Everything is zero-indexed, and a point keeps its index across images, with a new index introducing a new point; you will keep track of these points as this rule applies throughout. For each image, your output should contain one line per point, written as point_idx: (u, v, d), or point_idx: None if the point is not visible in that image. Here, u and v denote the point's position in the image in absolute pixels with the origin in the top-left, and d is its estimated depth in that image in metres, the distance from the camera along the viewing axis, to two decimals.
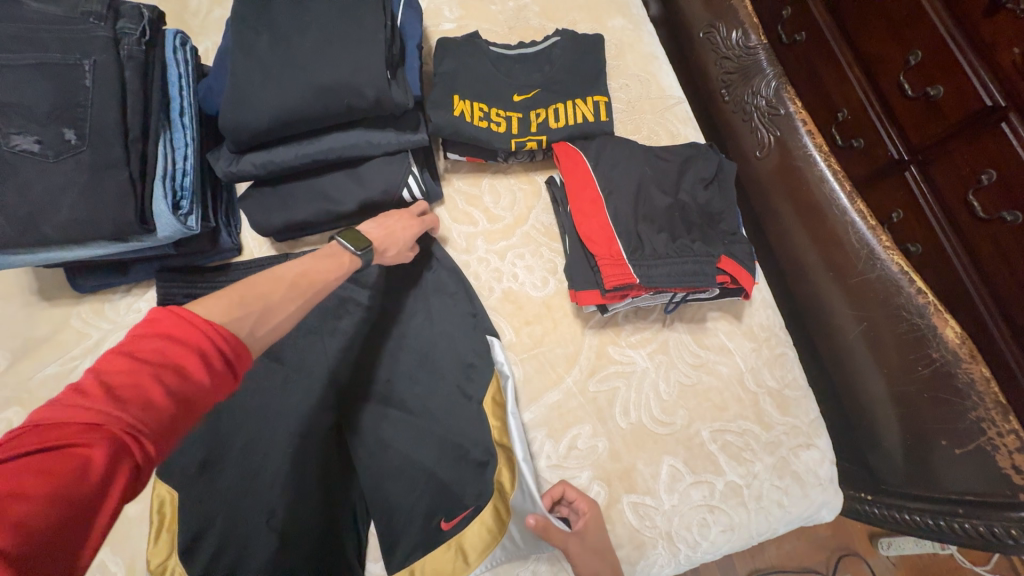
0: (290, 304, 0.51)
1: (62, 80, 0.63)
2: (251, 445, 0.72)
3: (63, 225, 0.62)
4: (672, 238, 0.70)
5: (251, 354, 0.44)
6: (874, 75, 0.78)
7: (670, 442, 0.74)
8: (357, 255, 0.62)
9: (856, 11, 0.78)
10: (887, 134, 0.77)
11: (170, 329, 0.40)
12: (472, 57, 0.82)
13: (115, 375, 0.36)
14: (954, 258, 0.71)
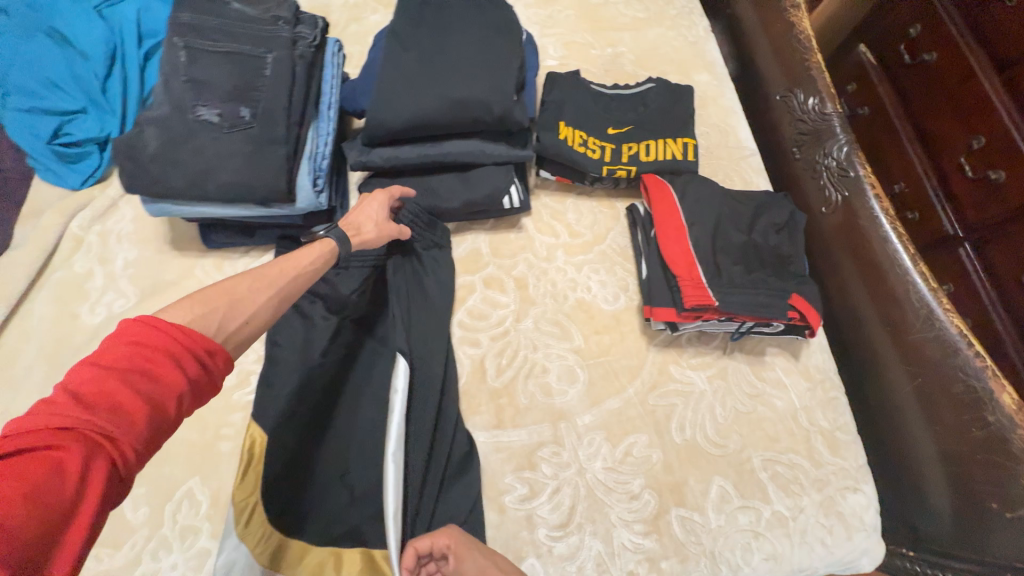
0: (256, 298, 0.52)
1: (247, 68, 0.75)
2: (334, 404, 0.78)
3: (223, 185, 0.72)
4: (746, 270, 0.76)
5: (224, 353, 0.47)
6: (942, 162, 1.05)
7: (722, 463, 0.77)
8: (328, 239, 0.67)
9: (937, 112, 1.06)
10: (946, 213, 1.04)
11: (138, 337, 0.41)
12: (576, 92, 0.93)
13: (85, 384, 0.38)
14: (996, 315, 0.93)
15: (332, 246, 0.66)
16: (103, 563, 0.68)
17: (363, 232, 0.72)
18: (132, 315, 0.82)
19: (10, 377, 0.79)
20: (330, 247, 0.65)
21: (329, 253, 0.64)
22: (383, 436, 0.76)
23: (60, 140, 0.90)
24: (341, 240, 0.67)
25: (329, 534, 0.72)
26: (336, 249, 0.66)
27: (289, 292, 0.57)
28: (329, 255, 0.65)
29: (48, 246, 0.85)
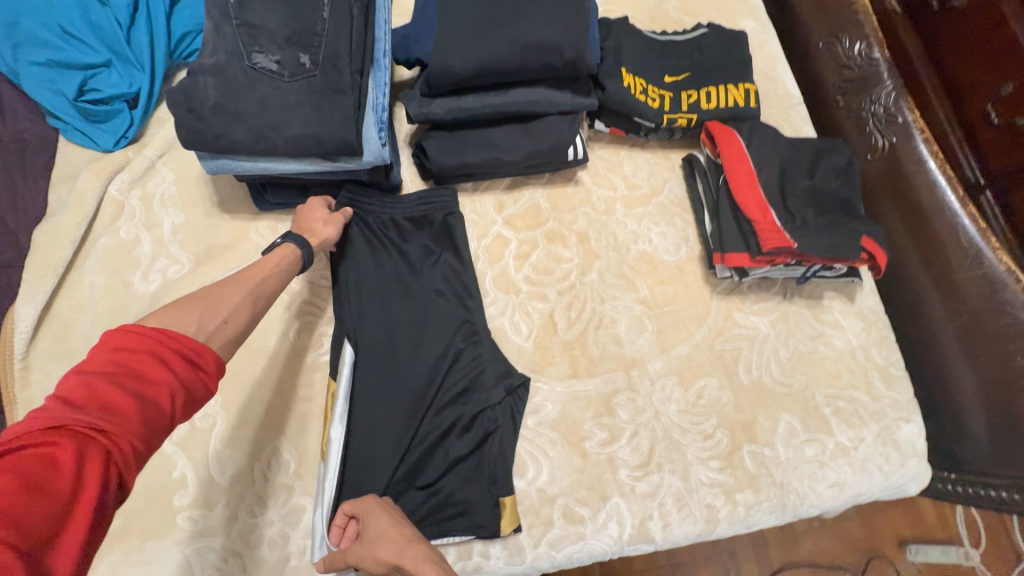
0: (233, 299, 0.54)
1: (305, 13, 0.71)
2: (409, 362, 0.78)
3: (289, 138, 0.69)
4: (820, 212, 0.79)
5: (213, 355, 0.48)
6: (963, 106, 1.00)
7: (788, 401, 0.81)
8: (288, 243, 0.67)
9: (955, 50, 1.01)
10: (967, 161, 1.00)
11: (122, 341, 0.44)
12: (632, 37, 0.90)
13: (75, 388, 0.40)
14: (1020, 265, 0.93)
15: (293, 250, 0.66)
16: (199, 524, 0.69)
17: (318, 234, 0.72)
18: (189, 281, 0.79)
19: (68, 349, 0.76)
20: (292, 251, 0.66)
21: (288, 256, 0.65)
22: (432, 398, 0.76)
23: (88, 98, 0.84)
24: (302, 244, 0.68)
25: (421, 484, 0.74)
26: (297, 254, 0.66)
27: (262, 290, 0.59)
28: (292, 258, 0.65)
29: (88, 212, 0.80)
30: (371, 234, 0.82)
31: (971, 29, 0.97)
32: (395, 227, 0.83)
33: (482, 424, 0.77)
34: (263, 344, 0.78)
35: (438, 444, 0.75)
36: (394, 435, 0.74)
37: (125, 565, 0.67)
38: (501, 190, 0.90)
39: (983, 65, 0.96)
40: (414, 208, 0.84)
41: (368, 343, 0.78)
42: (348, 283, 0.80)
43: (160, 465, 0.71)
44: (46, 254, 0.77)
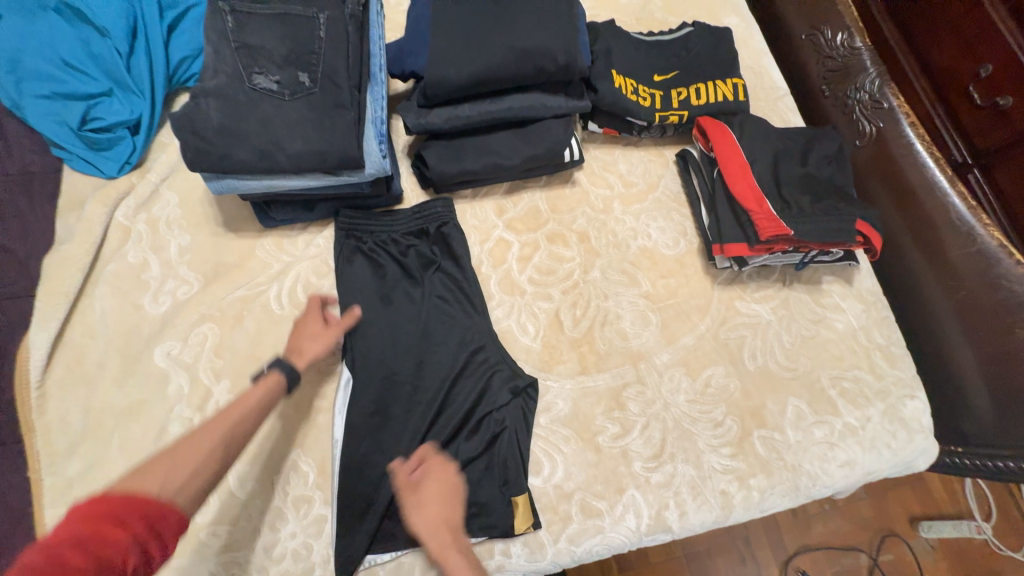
0: (197, 452, 0.54)
1: (302, 32, 0.73)
2: (421, 368, 0.79)
3: (292, 155, 0.70)
4: (816, 200, 0.80)
5: (176, 513, 0.48)
6: (945, 89, 1.04)
7: (795, 385, 0.83)
8: (274, 373, 0.66)
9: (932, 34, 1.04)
10: (953, 142, 1.04)
11: (84, 512, 0.44)
12: (620, 39, 0.92)
13: (33, 556, 0.40)
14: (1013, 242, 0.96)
15: (278, 380, 0.66)
16: (222, 540, 0.70)
17: (305, 353, 0.71)
18: (199, 300, 0.81)
19: (83, 374, 0.77)
20: (275, 385, 0.65)
21: (273, 386, 0.65)
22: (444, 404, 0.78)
23: (91, 126, 0.86)
24: (289, 374, 0.67)
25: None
26: (282, 381, 0.66)
27: (235, 439, 0.58)
28: (276, 391, 0.65)
29: (96, 238, 0.81)
30: (371, 251, 0.85)
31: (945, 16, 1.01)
32: (391, 243, 0.86)
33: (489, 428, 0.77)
34: (275, 358, 0.79)
35: (449, 452, 0.76)
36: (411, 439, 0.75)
37: None
38: (500, 195, 0.92)
39: (958, 52, 1.00)
40: (411, 223, 0.87)
41: (380, 351, 0.79)
42: (348, 298, 0.82)
43: None
44: (56, 281, 0.78)
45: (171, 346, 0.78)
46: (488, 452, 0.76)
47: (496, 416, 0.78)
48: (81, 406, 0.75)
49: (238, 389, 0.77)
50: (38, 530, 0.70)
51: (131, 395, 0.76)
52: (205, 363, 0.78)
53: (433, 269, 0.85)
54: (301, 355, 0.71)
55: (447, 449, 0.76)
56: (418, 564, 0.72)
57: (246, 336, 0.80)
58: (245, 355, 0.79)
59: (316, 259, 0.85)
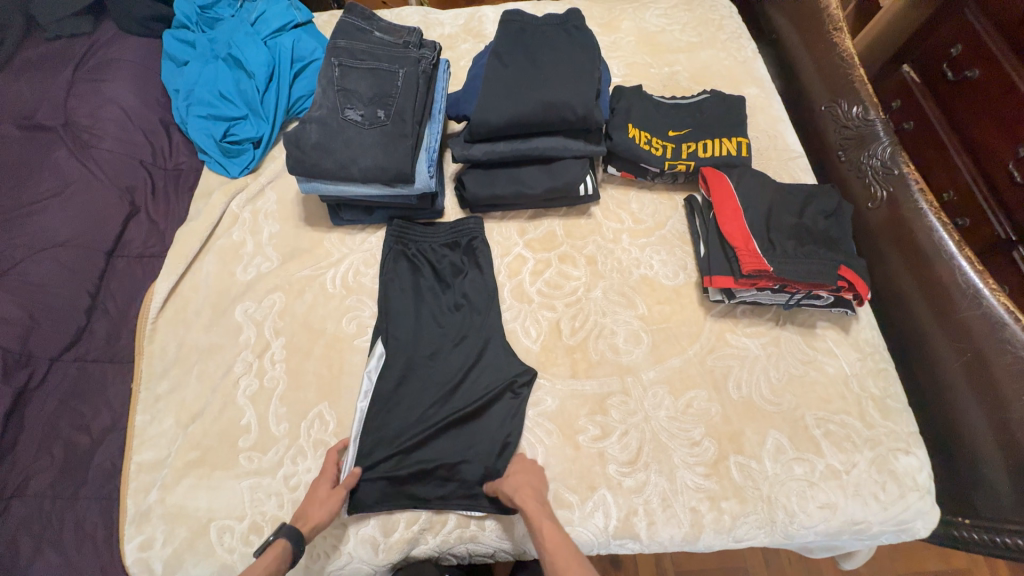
0: None
1: (385, 81, 0.97)
2: (436, 353, 0.94)
3: (362, 168, 0.92)
4: (801, 244, 0.87)
5: None
6: (985, 166, 1.07)
7: (777, 418, 0.86)
8: (280, 541, 0.69)
9: (970, 116, 1.10)
10: (996, 219, 1.04)
11: None
12: (641, 100, 1.09)
13: None
14: None
15: (283, 548, 0.68)
16: (254, 463, 0.86)
17: (311, 519, 0.74)
18: (276, 274, 1.02)
19: (184, 318, 1.00)
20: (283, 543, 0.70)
21: (278, 558, 0.67)
22: (449, 388, 0.89)
23: (228, 139, 1.16)
24: (294, 536, 0.70)
25: (428, 456, 0.85)
26: (289, 551, 0.68)
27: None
28: (283, 559, 0.68)
29: (214, 219, 1.07)
30: (413, 257, 1.03)
31: (985, 95, 1.07)
32: (431, 251, 1.03)
33: (490, 419, 0.88)
34: (321, 327, 0.97)
35: (457, 436, 0.87)
36: (419, 410, 0.88)
37: (197, 486, 0.84)
38: (524, 219, 1.08)
39: (998, 128, 1.04)
40: (447, 236, 1.04)
41: (405, 332, 0.95)
42: (390, 295, 0.98)
43: (233, 413, 0.90)
44: (182, 247, 1.04)
45: (249, 305, 0.99)
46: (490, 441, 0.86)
47: (498, 410, 0.88)
48: (177, 341, 0.98)
49: (290, 347, 0.96)
50: (127, 429, 0.90)
51: (213, 339, 0.97)
52: (271, 322, 0.98)
53: (461, 276, 1.01)
54: (307, 520, 0.73)
55: (453, 432, 0.87)
56: (403, 518, 0.82)
57: (303, 306, 0.99)
58: (300, 320, 0.98)
59: (368, 253, 1.05)
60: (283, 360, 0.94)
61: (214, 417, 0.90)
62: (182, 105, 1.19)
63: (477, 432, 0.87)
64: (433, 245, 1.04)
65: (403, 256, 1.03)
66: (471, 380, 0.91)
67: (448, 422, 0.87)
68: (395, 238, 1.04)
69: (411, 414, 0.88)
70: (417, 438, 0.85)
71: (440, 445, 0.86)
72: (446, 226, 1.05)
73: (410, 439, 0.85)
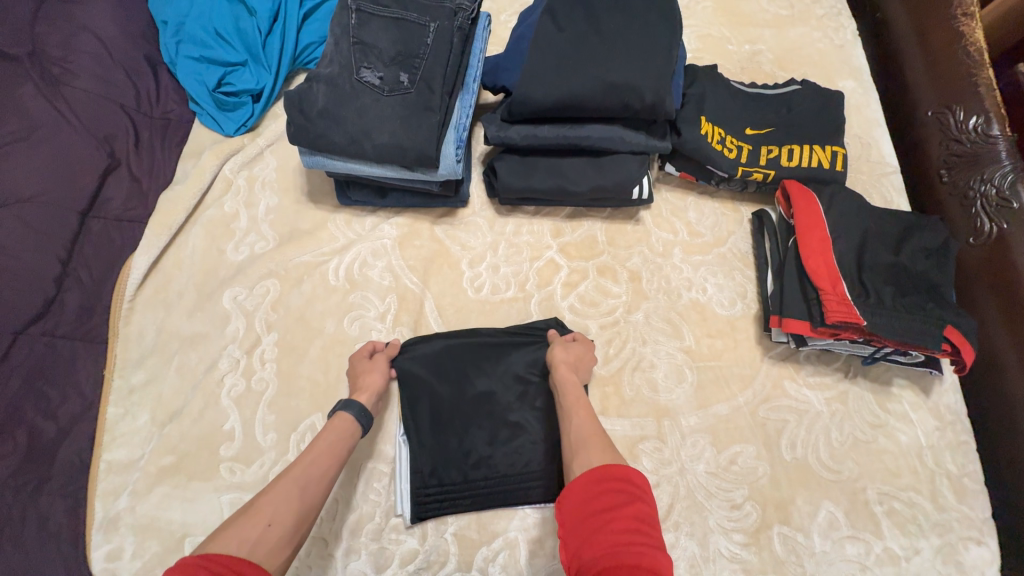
0: None
1: (411, 37, 0.78)
2: (446, 401, 0.78)
3: (378, 146, 0.76)
4: (901, 293, 0.72)
5: None
6: None
7: (834, 489, 0.74)
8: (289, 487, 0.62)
9: None
10: None
11: None
12: (717, 86, 0.89)
13: None
14: None
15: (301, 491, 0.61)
16: (236, 476, 0.76)
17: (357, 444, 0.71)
18: (270, 258, 0.89)
19: (166, 299, 0.88)
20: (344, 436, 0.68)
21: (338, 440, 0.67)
22: (472, 413, 0.78)
23: (223, 89, 0.99)
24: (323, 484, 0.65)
25: (462, 421, 0.78)
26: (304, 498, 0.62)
27: (304, 488, 0.61)
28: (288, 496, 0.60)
29: (204, 184, 0.93)
30: (459, 348, 0.81)
31: None
32: (485, 341, 0.81)
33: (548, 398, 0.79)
34: (320, 326, 0.85)
35: (490, 500, 0.75)
36: (460, 450, 0.76)
37: (171, 496, 0.75)
38: (560, 218, 0.93)
39: None
40: (510, 333, 0.82)
41: (418, 374, 0.79)
42: (418, 382, 0.79)
43: (215, 416, 0.80)
44: (166, 214, 0.90)
45: (239, 292, 0.87)
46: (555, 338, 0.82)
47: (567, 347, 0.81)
48: (157, 326, 0.86)
49: (282, 345, 0.84)
50: (97, 422, 0.79)
51: (196, 328, 0.85)
52: (262, 314, 0.86)
53: (520, 372, 0.80)
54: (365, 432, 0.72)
55: (496, 430, 0.77)
56: (397, 554, 0.73)
57: (301, 298, 0.87)
58: (295, 314, 0.86)
59: (378, 242, 0.91)
60: (274, 359, 0.83)
61: (195, 418, 0.80)
62: (171, 41, 1.01)
63: (517, 382, 0.79)
64: (496, 344, 0.81)
65: (456, 356, 0.80)
66: (483, 405, 0.78)
67: (491, 378, 0.79)
68: (447, 340, 0.81)
69: (455, 411, 0.78)
70: (471, 404, 0.78)
71: (489, 399, 0.78)
72: (513, 331, 0.82)
73: (447, 399, 0.78)
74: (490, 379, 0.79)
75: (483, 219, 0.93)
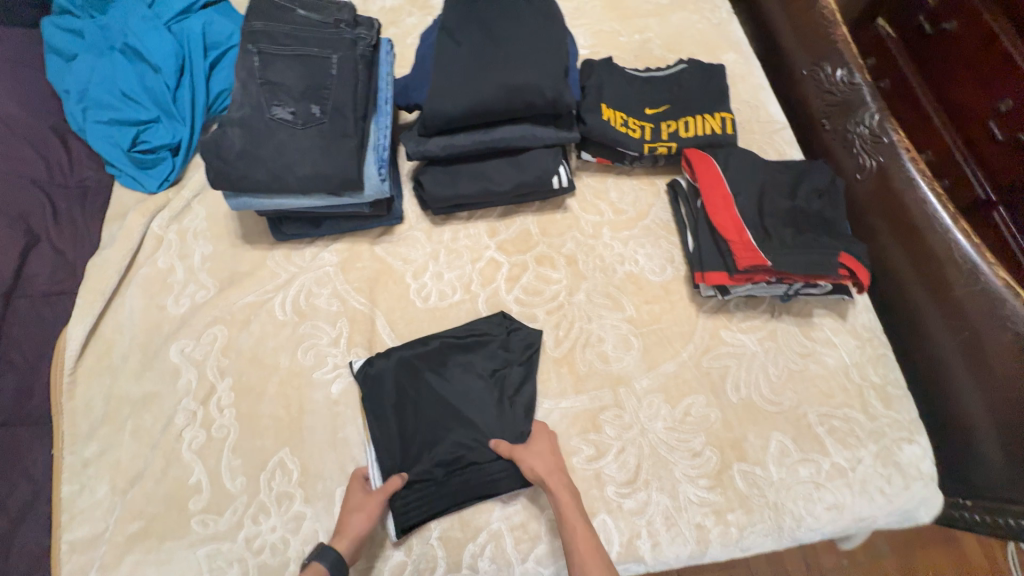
0: None
1: (316, 70, 0.82)
2: (410, 406, 0.80)
3: (301, 178, 0.78)
4: (798, 232, 0.80)
5: None
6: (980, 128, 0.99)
7: (779, 419, 0.81)
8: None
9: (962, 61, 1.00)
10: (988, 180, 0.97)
11: None
12: (613, 75, 0.97)
13: None
14: None
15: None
16: (209, 527, 0.75)
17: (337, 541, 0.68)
18: (213, 304, 0.89)
19: (110, 365, 0.86)
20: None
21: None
22: (438, 413, 0.80)
23: (138, 148, 0.98)
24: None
25: (428, 423, 0.79)
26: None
27: None
28: None
29: (132, 244, 0.92)
30: (414, 353, 0.83)
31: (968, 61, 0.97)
32: (441, 342, 0.84)
33: (507, 388, 0.82)
34: (274, 363, 0.85)
35: (460, 496, 0.76)
36: (425, 452, 0.78)
37: (143, 562, 0.73)
38: (494, 218, 0.98)
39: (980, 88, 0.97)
40: (462, 332, 0.86)
41: (377, 385, 0.81)
42: (379, 392, 0.81)
43: (179, 473, 0.78)
44: (97, 281, 0.89)
45: (185, 344, 0.86)
46: (507, 330, 0.86)
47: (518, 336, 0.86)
48: (104, 394, 0.84)
49: (238, 388, 0.84)
50: (52, 504, 0.76)
51: (146, 388, 0.84)
52: (213, 362, 0.85)
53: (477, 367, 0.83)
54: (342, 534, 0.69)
55: (459, 424, 0.80)
56: (387, 570, 0.73)
57: (251, 338, 0.87)
58: (247, 356, 0.86)
59: (320, 271, 0.92)
60: (231, 404, 0.83)
61: (157, 479, 0.78)
62: (76, 108, 1.00)
63: (477, 376, 0.83)
64: (451, 343, 0.84)
65: (413, 363, 0.83)
66: (447, 404, 0.80)
67: (450, 376, 0.82)
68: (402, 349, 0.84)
69: (418, 413, 0.80)
70: (434, 405, 0.80)
71: (450, 396, 0.81)
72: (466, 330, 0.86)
73: (410, 404, 0.80)
74: (451, 377, 0.82)
75: (420, 231, 0.97)
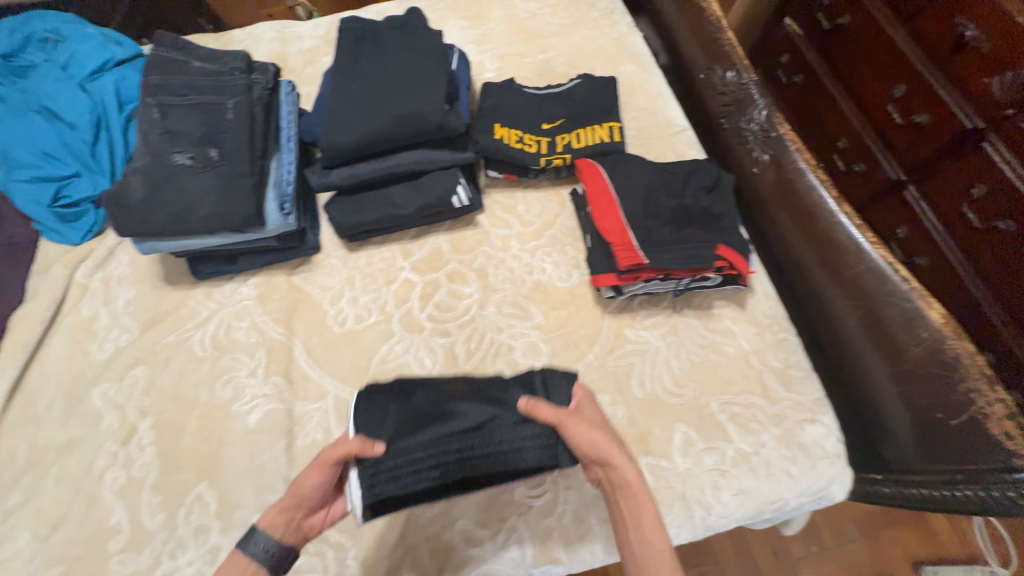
0: None
1: (213, 116, 0.86)
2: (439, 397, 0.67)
3: (202, 218, 0.82)
4: (676, 229, 0.86)
5: None
6: (869, 112, 1.34)
7: (682, 411, 0.83)
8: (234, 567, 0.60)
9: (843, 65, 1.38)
10: (886, 163, 1.32)
11: None
12: (508, 96, 1.03)
13: None
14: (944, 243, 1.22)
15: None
16: (127, 566, 0.76)
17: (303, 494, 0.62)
18: (135, 347, 0.92)
19: (34, 415, 0.88)
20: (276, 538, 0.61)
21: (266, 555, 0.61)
22: (479, 398, 0.67)
23: (62, 203, 1.03)
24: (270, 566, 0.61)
25: (447, 411, 0.65)
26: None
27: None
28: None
29: (57, 295, 0.96)
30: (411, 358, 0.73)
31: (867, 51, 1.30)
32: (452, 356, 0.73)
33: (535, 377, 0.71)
34: (194, 398, 0.88)
35: (464, 479, 0.64)
36: (444, 433, 0.64)
37: None
38: (408, 240, 1.01)
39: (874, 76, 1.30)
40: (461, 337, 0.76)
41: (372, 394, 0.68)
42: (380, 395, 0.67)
43: (99, 514, 0.80)
44: (21, 334, 0.92)
45: (108, 387, 0.89)
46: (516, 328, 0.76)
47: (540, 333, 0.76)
48: (29, 443, 0.86)
49: (159, 426, 0.86)
50: None
51: (70, 433, 0.86)
52: (135, 402, 0.88)
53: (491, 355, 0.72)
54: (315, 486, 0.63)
55: (498, 402, 0.67)
56: None
57: (171, 376, 0.89)
58: (168, 394, 0.88)
59: (239, 305, 0.96)
60: (152, 442, 0.85)
61: (78, 522, 0.79)
62: None
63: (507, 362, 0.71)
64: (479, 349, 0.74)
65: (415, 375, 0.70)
66: (482, 387, 0.68)
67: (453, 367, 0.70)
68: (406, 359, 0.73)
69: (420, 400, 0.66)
70: (458, 390, 0.68)
71: (477, 386, 0.69)
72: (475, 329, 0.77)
73: (430, 394, 0.67)
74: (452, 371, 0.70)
75: (337, 259, 1.00)
